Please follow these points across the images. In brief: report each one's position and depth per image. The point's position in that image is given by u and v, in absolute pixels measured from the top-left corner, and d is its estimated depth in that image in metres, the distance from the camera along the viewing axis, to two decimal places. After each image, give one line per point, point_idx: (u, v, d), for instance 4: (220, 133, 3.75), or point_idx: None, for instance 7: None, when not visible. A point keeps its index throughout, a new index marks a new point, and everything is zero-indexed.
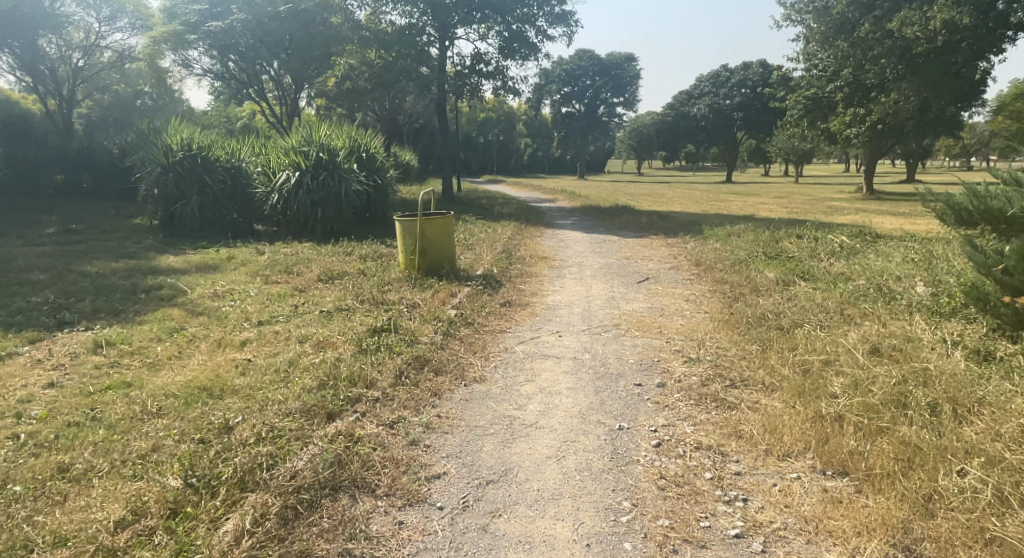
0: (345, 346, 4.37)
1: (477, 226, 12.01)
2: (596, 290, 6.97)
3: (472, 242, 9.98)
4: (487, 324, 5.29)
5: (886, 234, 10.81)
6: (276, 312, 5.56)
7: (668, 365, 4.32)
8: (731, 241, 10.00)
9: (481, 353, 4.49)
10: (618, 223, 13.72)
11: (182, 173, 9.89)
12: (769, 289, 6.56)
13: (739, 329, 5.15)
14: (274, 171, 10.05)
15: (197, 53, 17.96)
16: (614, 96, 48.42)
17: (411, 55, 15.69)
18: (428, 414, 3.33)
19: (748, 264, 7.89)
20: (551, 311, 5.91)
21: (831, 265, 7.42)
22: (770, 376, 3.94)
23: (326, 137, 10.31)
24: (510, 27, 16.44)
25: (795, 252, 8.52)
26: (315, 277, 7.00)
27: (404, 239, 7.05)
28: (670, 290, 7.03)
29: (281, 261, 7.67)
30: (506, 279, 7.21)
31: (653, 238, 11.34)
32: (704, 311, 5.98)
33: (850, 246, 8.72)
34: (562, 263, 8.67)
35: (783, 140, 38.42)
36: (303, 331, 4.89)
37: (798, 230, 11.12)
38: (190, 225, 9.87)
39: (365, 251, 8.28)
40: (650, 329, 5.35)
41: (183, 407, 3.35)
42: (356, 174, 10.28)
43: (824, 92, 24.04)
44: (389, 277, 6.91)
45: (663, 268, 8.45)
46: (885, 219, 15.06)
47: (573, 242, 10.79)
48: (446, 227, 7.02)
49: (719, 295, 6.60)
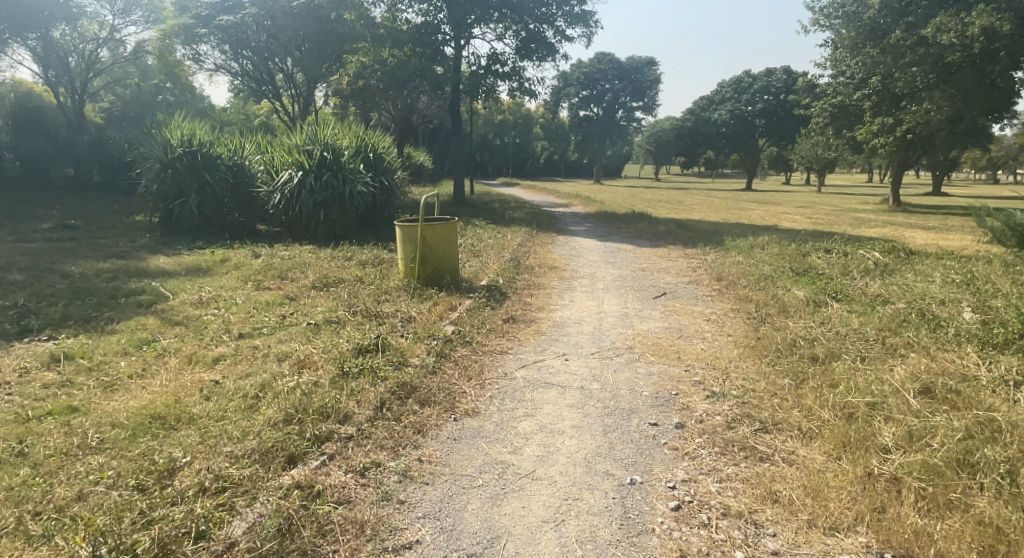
0: (325, 369, 3.92)
1: (487, 232, 11.55)
2: (609, 306, 6.47)
3: (480, 248, 9.54)
4: (487, 344, 4.82)
5: (920, 250, 10.19)
6: (260, 323, 5.14)
7: (688, 400, 3.81)
8: (755, 254, 9.44)
9: (477, 380, 4.01)
10: (634, 231, 13.20)
11: (181, 169, 9.53)
12: (798, 311, 6.00)
13: (768, 357, 4.62)
14: (277, 170, 9.67)
15: (208, 48, 17.76)
16: (633, 100, 47.83)
17: (426, 54, 15.33)
18: (407, 458, 2.86)
19: (774, 281, 7.33)
20: (558, 329, 5.42)
21: (867, 285, 6.83)
22: (809, 421, 3.42)
23: (332, 136, 9.88)
24: (528, 27, 15.98)
25: (825, 268, 7.95)
26: (309, 284, 6.58)
27: (404, 245, 6.59)
28: (689, 307, 6.52)
29: (276, 265, 7.26)
30: (512, 291, 6.73)
31: (671, 248, 10.81)
32: (727, 334, 5.44)
33: (884, 263, 8.12)
34: (574, 274, 8.18)
35: (806, 149, 37.59)
36: (284, 346, 4.45)
37: (826, 243, 10.53)
38: (189, 224, 9.54)
39: (366, 256, 7.86)
40: (667, 353, 4.84)
41: (127, 441, 2.91)
42: (361, 175, 9.85)
43: (850, 100, 23.32)
44: (387, 286, 6.48)
45: (682, 281, 7.92)
46: (915, 233, 14.40)
47: (586, 251, 10.30)
48: (449, 233, 6.56)
49: (742, 315, 6.07)
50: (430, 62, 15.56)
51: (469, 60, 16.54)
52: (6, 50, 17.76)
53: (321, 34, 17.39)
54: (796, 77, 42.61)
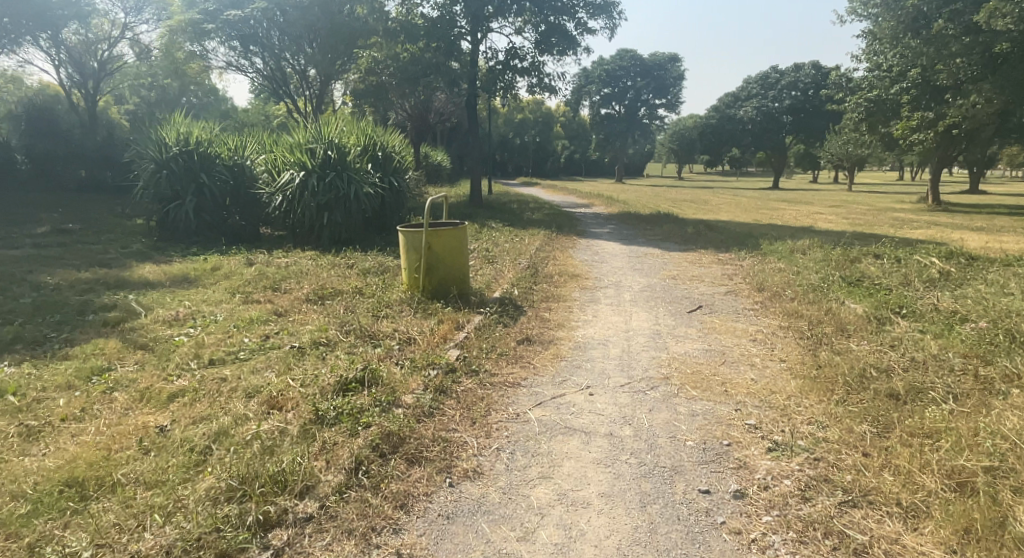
0: (297, 411, 3.23)
1: (504, 235, 10.85)
2: (639, 322, 5.69)
3: (494, 254, 8.82)
4: (497, 374, 4.08)
5: (981, 254, 9.22)
6: (239, 346, 4.49)
7: (744, 455, 3.04)
8: (797, 260, 8.58)
9: (483, 424, 3.28)
10: (660, 233, 12.37)
11: (177, 170, 8.98)
12: (859, 331, 5.17)
13: (836, 393, 3.83)
14: (278, 170, 9.05)
15: (216, 44, 17.27)
16: (656, 97, 46.80)
17: (442, 48, 14.69)
18: (381, 552, 2.17)
19: (825, 293, 6.49)
20: (580, 353, 4.67)
21: (933, 297, 5.97)
22: (912, 493, 2.62)
23: (336, 134, 9.24)
24: (548, 20, 15.22)
25: (880, 277, 7.08)
26: (302, 296, 5.94)
27: (407, 253, 5.92)
28: (729, 324, 5.73)
29: (270, 274, 6.63)
30: (528, 305, 6.00)
31: (702, 253, 10.00)
32: (780, 360, 4.64)
33: (949, 270, 7.22)
34: (597, 283, 7.43)
35: (837, 146, 36.25)
36: (257, 379, 3.79)
37: (874, 247, 9.62)
38: (185, 229, 8.95)
39: (369, 264, 7.21)
40: (711, 385, 4.07)
41: (21, 523, 2.25)
42: (368, 175, 9.22)
43: (887, 94, 22.13)
44: (388, 299, 5.80)
45: (717, 292, 7.13)
46: (963, 235, 13.34)
47: (610, 256, 9.53)
48: (457, 240, 5.86)
49: (793, 336, 5.27)
50: (445, 57, 14.89)
51: (487, 54, 15.84)
52: (17, 50, 17.54)
53: (332, 29, 16.81)
54: (826, 72, 41.14)
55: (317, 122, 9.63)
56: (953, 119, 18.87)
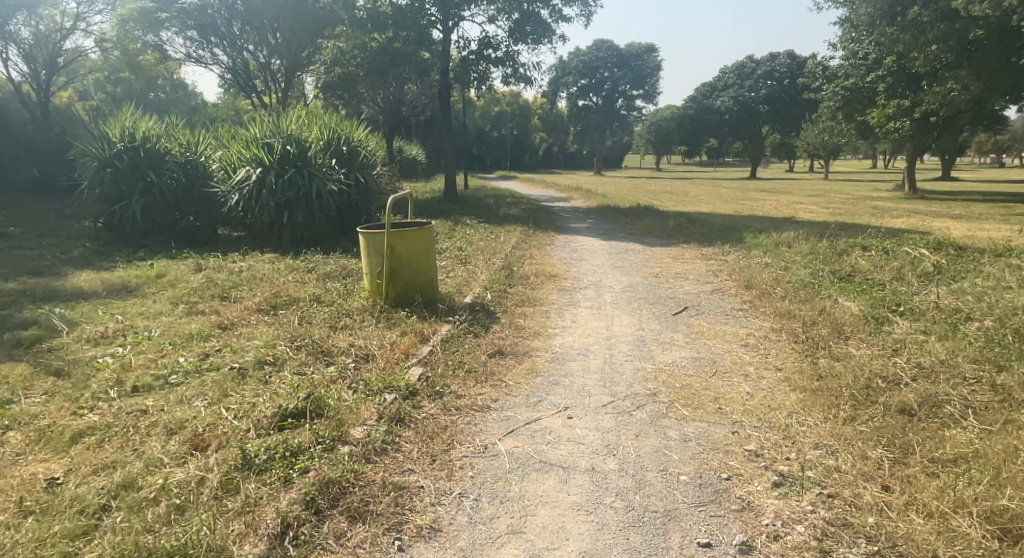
0: (221, 454, 2.72)
1: (478, 233, 10.37)
2: (621, 327, 5.28)
3: (468, 254, 8.33)
4: (464, 396, 3.61)
5: (968, 244, 8.97)
6: (172, 368, 3.96)
7: (747, 493, 2.62)
8: (783, 254, 8.23)
9: (443, 462, 2.81)
10: (640, 228, 11.99)
11: (122, 168, 8.29)
12: (857, 334, 4.81)
13: (843, 410, 3.43)
14: (234, 167, 8.42)
15: (171, 34, 16.46)
16: (633, 88, 46.47)
17: (411, 38, 14.10)
18: None
19: (816, 290, 6.13)
20: (558, 368, 4.22)
21: (930, 292, 5.65)
22: (948, 543, 2.21)
23: (296, 128, 8.65)
24: (521, 8, 14.81)
25: (871, 272, 6.74)
26: (253, 306, 5.41)
27: (368, 257, 5.41)
28: (718, 327, 5.34)
29: (219, 280, 6.07)
30: (501, 311, 5.55)
31: (685, 247, 9.64)
32: (776, 369, 4.24)
33: (940, 262, 6.92)
34: (577, 283, 7.01)
35: (813, 135, 36.34)
36: (183, 410, 3.26)
37: (860, 238, 9.33)
38: (132, 231, 8.26)
39: (331, 267, 6.69)
40: (704, 403, 3.66)
41: None
42: (331, 172, 8.64)
43: (864, 82, 22.05)
44: (348, 308, 5.30)
45: (703, 291, 6.75)
46: (945, 224, 13.18)
47: (590, 252, 9.13)
48: (422, 242, 5.37)
49: (787, 340, 4.88)
50: (415, 47, 14.30)
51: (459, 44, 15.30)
52: None
53: (294, 17, 16.10)
54: (801, 61, 41.17)
55: (275, 115, 9.00)
56: (930, 106, 18.79)
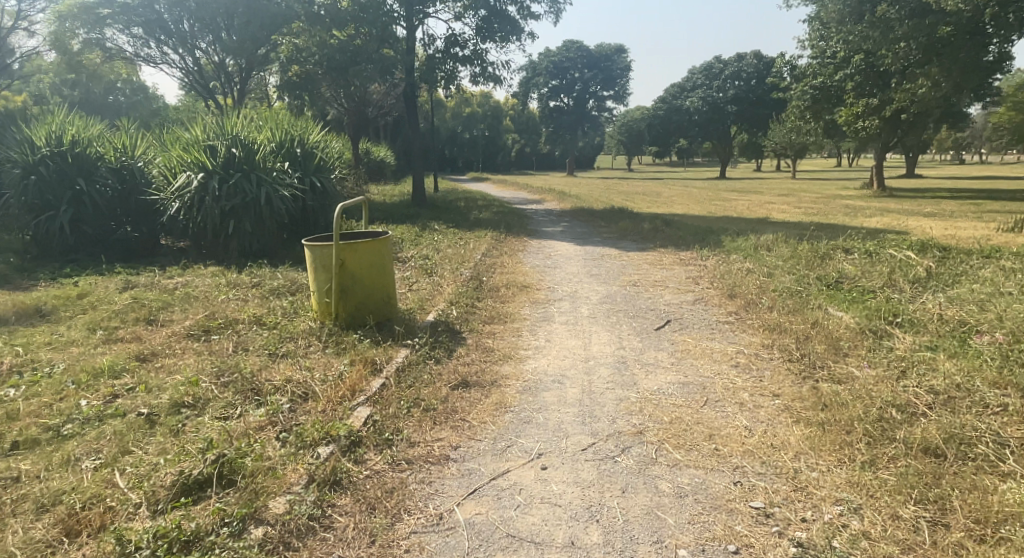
0: (96, 548, 2.12)
1: (446, 239, 9.79)
2: (600, 346, 4.78)
3: (434, 264, 7.75)
4: (419, 443, 3.06)
5: (951, 244, 8.72)
6: (68, 415, 3.27)
7: None
8: (764, 258, 7.85)
9: (385, 545, 2.26)
10: (614, 231, 11.55)
11: (46, 175, 7.43)
12: (857, 351, 4.38)
13: (859, 450, 2.98)
14: (174, 173, 7.70)
15: (116, 31, 15.44)
16: (603, 89, 46.31)
17: (374, 35, 13.47)
18: None
19: (804, 299, 5.72)
20: (530, 401, 3.68)
21: (926, 300, 5.28)
22: None
23: (243, 130, 7.99)
24: (488, 5, 14.31)
25: (860, 277, 6.37)
26: (184, 331, 4.76)
27: (315, 274, 4.79)
28: (705, 343, 4.87)
29: (150, 300, 5.38)
30: (467, 331, 4.99)
31: (662, 252, 9.21)
32: (773, 395, 3.78)
33: (929, 266, 6.60)
34: (550, 295, 6.50)
35: (782, 135, 36.61)
36: (67, 476, 2.63)
37: (841, 240, 9.02)
38: (59, 245, 7.40)
39: (280, 283, 6.05)
40: (699, 442, 3.16)
41: None
42: (283, 177, 7.99)
43: (833, 81, 22.07)
44: (292, 333, 4.68)
45: (685, 300, 6.31)
46: (918, 222, 13.08)
47: (563, 259, 8.64)
48: (375, 255, 4.80)
49: (781, 359, 4.44)
50: (378, 44, 13.65)
51: (424, 42, 14.72)
52: None
53: (248, 14, 15.25)
54: (767, 62, 41.43)
55: (219, 116, 8.28)
56: (900, 103, 18.79)
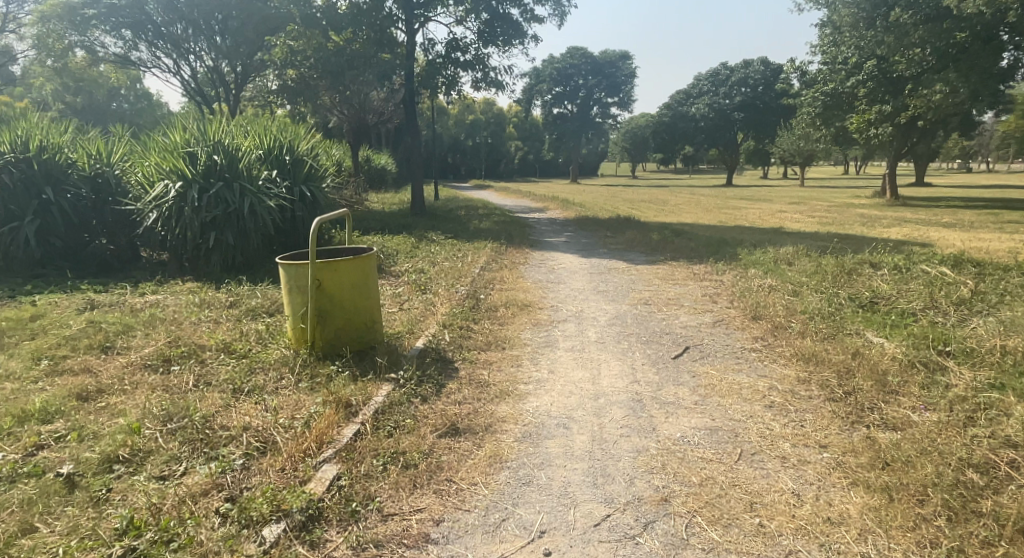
0: None
1: (443, 251, 9.24)
2: (612, 379, 4.22)
3: (430, 279, 7.20)
4: (395, 516, 2.49)
5: (983, 259, 8.14)
6: None
7: None
8: (785, 274, 7.28)
9: None
10: (621, 242, 11.00)
11: (10, 184, 6.88)
12: (910, 390, 3.79)
13: (942, 530, 2.40)
14: (151, 182, 7.17)
15: (102, 34, 15.03)
16: (608, 96, 45.89)
17: (372, 38, 13.02)
18: None
19: (839, 324, 5.14)
20: (531, 453, 3.10)
21: (977, 325, 4.70)
22: None
23: (225, 136, 7.45)
24: (491, 7, 13.83)
25: (896, 298, 5.79)
26: (142, 361, 4.21)
27: (289, 296, 4.24)
28: (729, 376, 4.30)
29: (108, 324, 4.84)
30: (461, 360, 4.42)
31: (673, 265, 8.66)
32: (820, 447, 3.20)
33: (969, 284, 6.03)
34: (555, 315, 5.94)
35: (789, 142, 36.14)
36: None
37: (866, 253, 8.47)
38: (25, 259, 6.89)
39: (257, 303, 5.51)
40: (735, 512, 2.61)
41: None
42: (268, 187, 7.45)
43: (843, 87, 21.51)
44: (262, 364, 4.12)
45: (703, 322, 5.74)
46: (939, 233, 12.50)
47: (568, 273, 8.10)
48: (359, 275, 4.26)
49: (821, 400, 3.85)
50: (375, 48, 13.18)
51: (425, 46, 14.26)
52: None
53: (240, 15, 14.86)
54: (775, 68, 41.62)
55: (201, 120, 7.76)
56: (916, 110, 18.25)
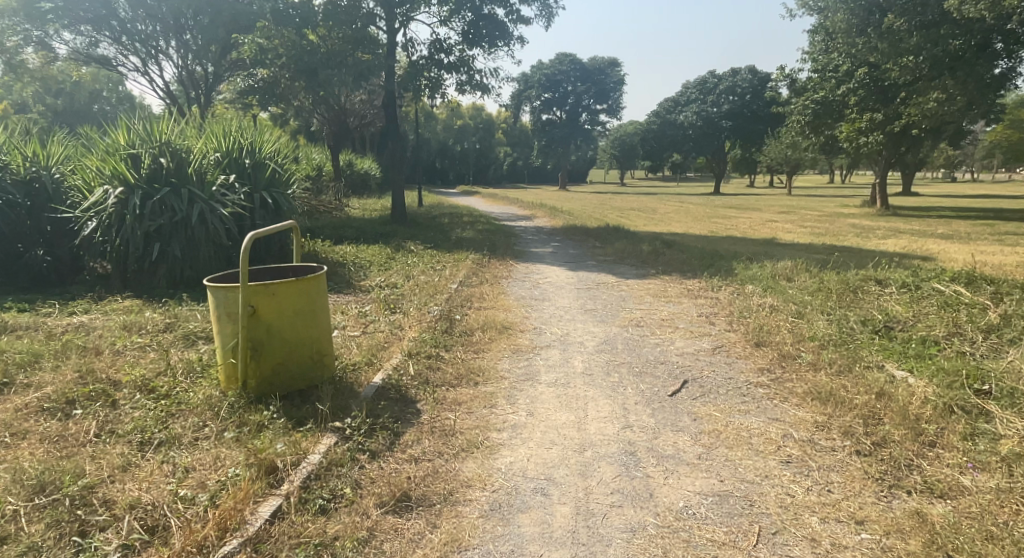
0: None
1: (420, 263, 8.59)
2: (601, 424, 3.59)
3: (400, 296, 6.55)
4: None
5: (994, 275, 7.62)
6: None
7: None
8: (787, 292, 6.71)
9: None
10: (610, 253, 10.40)
11: None
12: (955, 443, 3.19)
13: None
14: (91, 188, 6.46)
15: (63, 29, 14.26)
16: (596, 103, 45.49)
17: (349, 37, 12.38)
18: None
19: (854, 353, 4.56)
20: (498, 535, 2.46)
21: (1014, 358, 4.11)
22: None
23: (176, 136, 6.75)
24: (475, 7, 13.23)
25: (913, 321, 5.21)
26: (39, 402, 3.51)
27: (219, 324, 3.56)
28: (736, 420, 3.69)
29: (14, 353, 4.14)
30: (424, 400, 3.77)
31: (665, 280, 8.07)
32: (856, 524, 2.58)
33: (990, 306, 5.47)
34: (537, 339, 5.32)
35: (778, 151, 35.92)
36: None
37: (870, 268, 7.92)
38: None
39: (198, 327, 4.83)
40: None
41: None
42: (224, 193, 6.76)
43: (834, 96, 21.19)
44: (184, 406, 3.44)
45: (702, 348, 5.13)
46: (938, 246, 12.03)
47: (553, 289, 7.49)
48: (304, 299, 3.60)
49: (847, 453, 3.23)
50: (353, 46, 12.53)
51: (407, 46, 13.64)
52: None
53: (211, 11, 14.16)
54: (762, 77, 41.22)
55: (148, 117, 7.04)
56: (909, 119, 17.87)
